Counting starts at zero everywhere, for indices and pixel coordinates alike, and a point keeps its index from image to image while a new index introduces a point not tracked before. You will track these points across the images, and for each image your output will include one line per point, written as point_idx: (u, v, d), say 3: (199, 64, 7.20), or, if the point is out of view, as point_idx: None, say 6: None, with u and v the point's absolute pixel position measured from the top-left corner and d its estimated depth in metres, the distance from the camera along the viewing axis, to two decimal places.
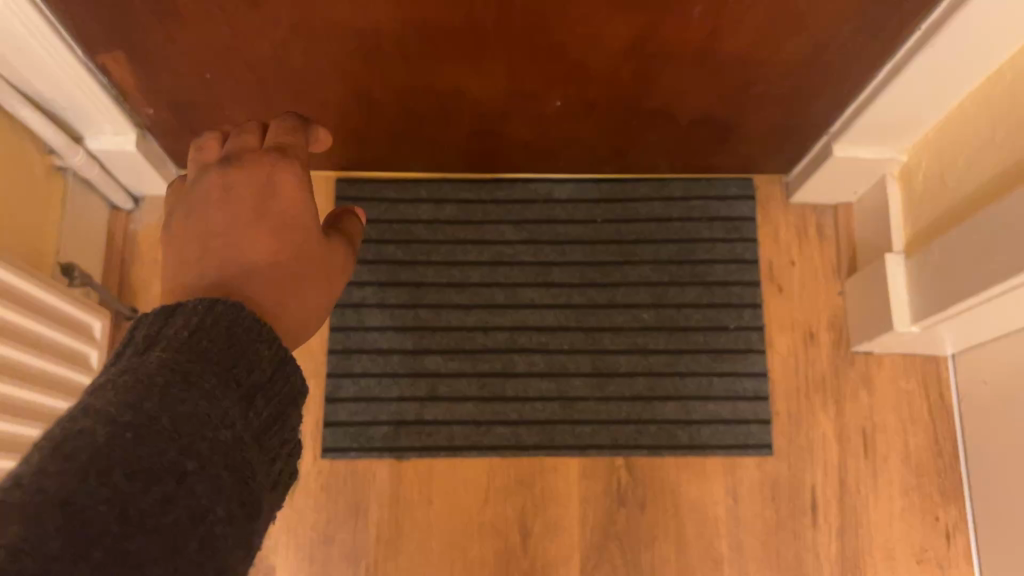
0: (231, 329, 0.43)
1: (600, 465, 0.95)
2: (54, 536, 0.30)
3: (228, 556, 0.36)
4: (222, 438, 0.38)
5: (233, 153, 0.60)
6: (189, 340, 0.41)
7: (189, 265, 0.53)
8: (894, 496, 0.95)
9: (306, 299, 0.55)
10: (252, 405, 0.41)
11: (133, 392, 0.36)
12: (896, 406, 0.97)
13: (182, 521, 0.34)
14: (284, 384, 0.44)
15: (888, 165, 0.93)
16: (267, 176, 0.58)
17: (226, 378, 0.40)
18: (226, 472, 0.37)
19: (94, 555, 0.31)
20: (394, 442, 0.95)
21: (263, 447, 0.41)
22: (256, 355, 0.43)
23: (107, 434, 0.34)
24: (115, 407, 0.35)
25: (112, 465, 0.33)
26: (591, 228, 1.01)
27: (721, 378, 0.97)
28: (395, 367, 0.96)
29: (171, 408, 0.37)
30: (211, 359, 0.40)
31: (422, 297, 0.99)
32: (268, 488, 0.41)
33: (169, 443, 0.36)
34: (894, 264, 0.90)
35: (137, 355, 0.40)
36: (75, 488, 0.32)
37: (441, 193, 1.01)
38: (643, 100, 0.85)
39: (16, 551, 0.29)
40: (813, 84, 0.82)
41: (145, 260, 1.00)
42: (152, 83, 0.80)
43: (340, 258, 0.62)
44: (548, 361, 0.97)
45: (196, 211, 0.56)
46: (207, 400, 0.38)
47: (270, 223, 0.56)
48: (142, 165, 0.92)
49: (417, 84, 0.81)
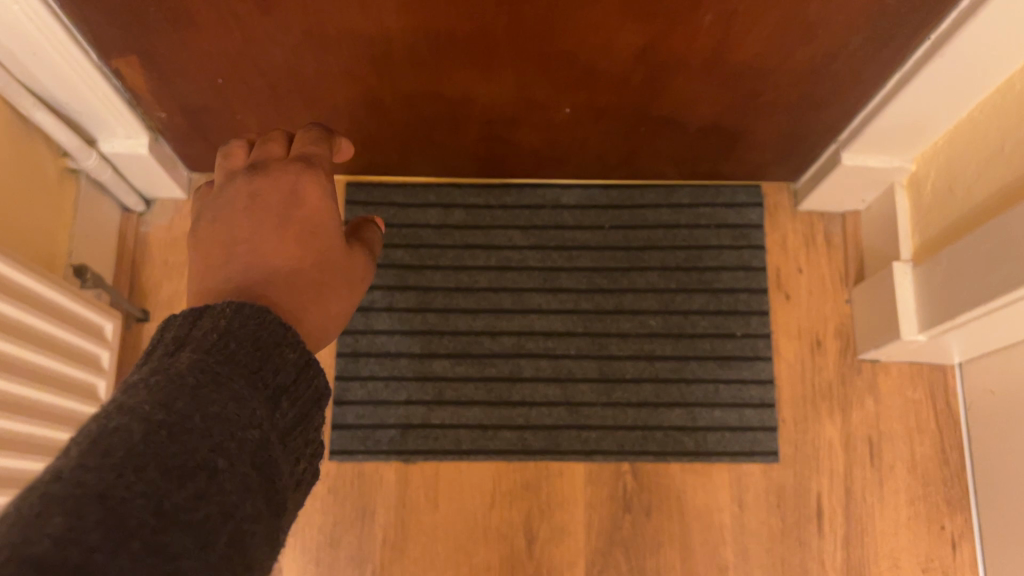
0: (257, 333, 0.44)
1: (605, 470, 0.96)
2: (95, 526, 0.30)
3: (254, 552, 0.36)
4: (249, 438, 0.38)
5: (260, 162, 0.61)
6: (217, 343, 0.42)
7: (211, 271, 0.54)
8: (900, 505, 0.95)
9: (326, 305, 0.56)
10: (275, 408, 0.42)
11: (166, 393, 0.37)
12: (902, 415, 0.97)
13: (213, 517, 0.35)
14: (307, 387, 0.45)
15: (897, 174, 0.93)
16: (292, 184, 0.58)
17: (253, 380, 0.41)
18: (254, 471, 0.38)
19: (133, 545, 0.31)
20: (402, 445, 0.95)
21: (285, 445, 0.42)
22: (282, 357, 0.44)
23: (142, 431, 0.35)
24: (148, 406, 0.36)
25: (149, 461, 0.34)
26: (599, 234, 1.02)
27: (726, 385, 0.97)
28: (403, 370, 0.97)
29: (202, 408, 0.37)
30: (239, 362, 0.41)
31: (430, 302, 0.99)
32: (290, 487, 0.41)
33: (200, 442, 0.36)
34: (900, 273, 0.90)
35: (167, 357, 0.41)
36: (113, 481, 0.32)
37: (450, 198, 1.02)
38: (651, 107, 0.85)
39: (59, 541, 0.29)
40: (821, 92, 0.82)
41: (155, 262, 1.00)
42: (166, 88, 0.80)
43: (361, 265, 0.62)
44: (555, 367, 0.98)
45: (222, 217, 0.57)
46: (236, 401, 0.39)
47: (294, 231, 0.56)
48: (153, 168, 0.93)
49: (428, 90, 0.82)
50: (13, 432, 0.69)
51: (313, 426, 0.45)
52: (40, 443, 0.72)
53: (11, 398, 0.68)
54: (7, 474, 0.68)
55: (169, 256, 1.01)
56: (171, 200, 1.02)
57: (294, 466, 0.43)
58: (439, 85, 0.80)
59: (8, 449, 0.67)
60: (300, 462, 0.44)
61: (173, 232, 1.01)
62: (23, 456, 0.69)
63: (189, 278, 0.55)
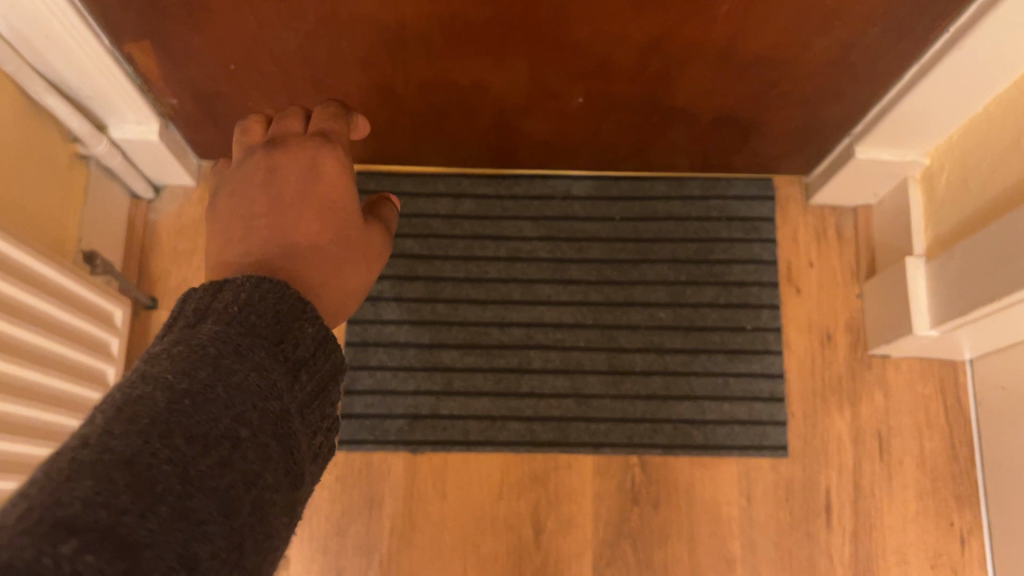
0: (277, 307, 0.45)
1: (613, 463, 0.95)
2: (125, 489, 0.31)
3: (272, 523, 0.38)
4: (270, 409, 0.40)
5: (278, 136, 0.61)
6: (238, 315, 0.43)
7: (232, 246, 0.54)
8: (909, 500, 0.94)
9: (343, 282, 0.56)
10: (294, 380, 0.43)
11: (190, 363, 0.38)
12: (912, 410, 0.97)
13: (236, 484, 0.36)
14: (324, 362, 0.46)
15: (910, 168, 0.92)
16: (312, 162, 0.58)
17: (273, 352, 0.43)
18: (274, 440, 0.39)
19: (161, 510, 0.32)
20: (410, 436, 0.95)
21: (303, 416, 0.43)
22: (301, 331, 0.46)
23: (166, 400, 0.36)
24: (172, 374, 0.37)
25: (174, 429, 0.35)
26: (609, 225, 1.01)
27: (737, 378, 0.97)
28: (412, 360, 0.97)
29: (224, 378, 0.38)
30: (260, 334, 0.43)
31: (439, 292, 0.99)
32: (307, 460, 0.43)
33: (223, 411, 0.37)
34: (913, 268, 0.90)
35: (189, 327, 0.42)
36: (139, 447, 0.33)
37: (459, 188, 1.01)
38: (665, 98, 0.85)
39: (91, 503, 0.30)
40: (837, 83, 0.82)
41: (163, 250, 1.00)
42: (178, 73, 0.80)
43: (378, 243, 0.63)
44: (564, 358, 0.97)
45: (242, 192, 0.57)
46: (258, 372, 0.40)
47: (315, 209, 0.56)
48: (163, 154, 0.92)
49: (441, 78, 0.81)
50: (21, 416, 0.68)
51: (329, 401, 0.46)
52: (47, 430, 0.72)
53: (20, 384, 0.68)
54: (15, 460, 0.68)
55: (178, 243, 1.00)
56: (180, 187, 1.01)
57: (311, 438, 0.44)
58: (453, 73, 0.80)
59: (16, 433, 0.67)
60: (317, 436, 0.45)
61: (182, 220, 1.01)
62: (31, 440, 0.69)
63: (208, 255, 0.55)
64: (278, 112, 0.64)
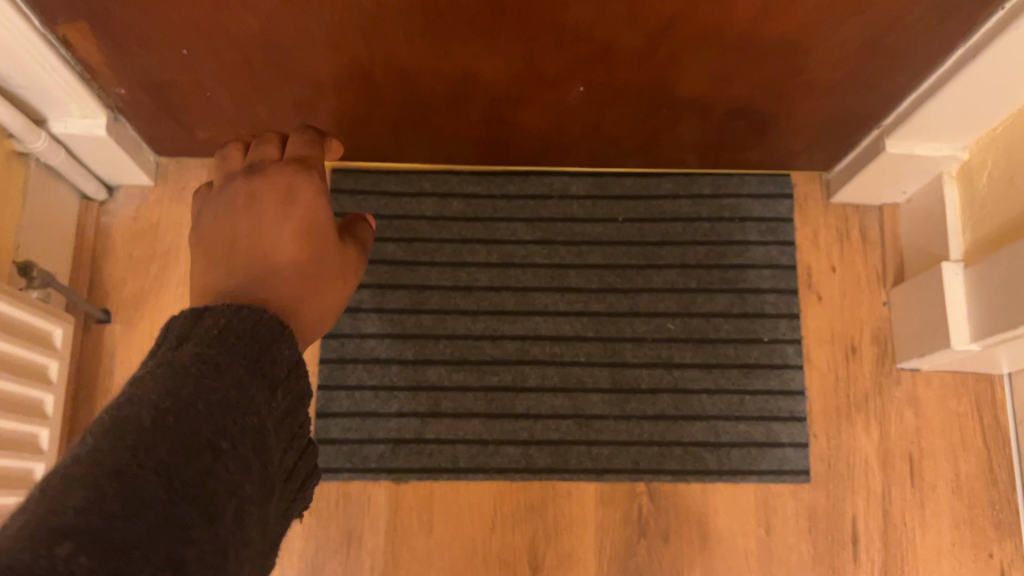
0: (255, 327, 0.44)
1: (619, 491, 0.86)
2: (113, 496, 0.32)
3: (253, 529, 0.38)
4: (249, 423, 0.39)
5: (257, 163, 0.64)
6: (218, 336, 0.42)
7: (218, 266, 0.56)
8: (943, 529, 0.86)
9: (322, 297, 0.59)
10: (270, 397, 0.42)
11: (170, 381, 0.38)
12: (945, 429, 0.88)
13: (220, 492, 0.36)
14: (298, 381, 0.46)
15: (946, 163, 0.83)
16: (288, 185, 0.61)
17: (253, 368, 0.42)
18: (254, 451, 0.39)
19: (146, 515, 0.32)
20: (392, 463, 0.85)
21: (278, 430, 0.43)
22: (279, 352, 0.45)
23: (151, 416, 0.36)
24: (154, 394, 0.37)
25: (158, 442, 0.35)
26: (612, 227, 0.92)
27: (753, 397, 0.88)
28: (395, 378, 0.87)
29: (206, 395, 0.38)
30: (238, 351, 0.42)
31: (425, 302, 0.89)
32: (277, 475, 0.43)
33: (206, 424, 0.37)
34: (950, 275, 0.81)
35: (169, 350, 0.41)
36: (126, 461, 0.33)
37: (447, 186, 0.92)
38: (675, 87, 0.76)
39: (82, 511, 0.31)
40: (871, 69, 0.72)
41: (117, 257, 0.90)
42: (123, 61, 0.70)
43: (355, 260, 0.65)
44: (562, 375, 0.88)
45: (224, 219, 0.60)
46: (238, 388, 0.40)
47: (293, 227, 0.59)
48: (113, 151, 0.82)
49: (423, 66, 0.72)
50: None
51: (296, 420, 0.46)
52: None
53: None
54: None
55: (134, 250, 0.90)
56: (136, 187, 0.91)
57: (284, 454, 0.44)
58: (436, 59, 0.70)
59: None
60: (286, 455, 0.45)
61: (139, 223, 0.90)
62: None
63: (195, 275, 0.57)
64: (255, 139, 0.67)
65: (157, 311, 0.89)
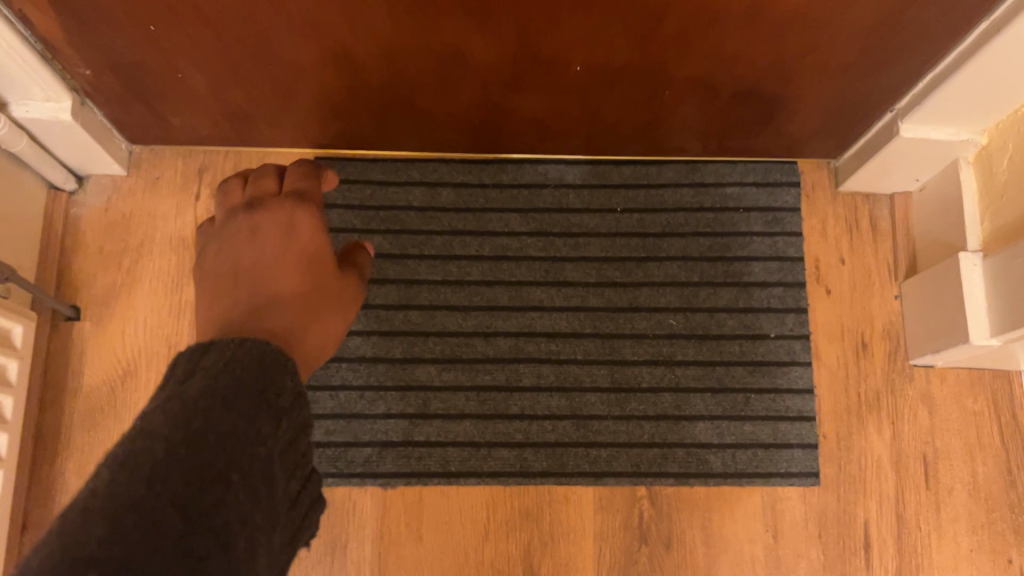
0: (258, 360, 0.46)
1: (619, 496, 0.82)
2: (133, 528, 0.34)
3: (263, 557, 0.40)
4: (256, 453, 0.42)
5: (257, 195, 0.66)
6: (226, 368, 0.44)
7: (223, 297, 0.58)
8: (960, 534, 0.81)
9: (319, 329, 0.60)
10: (272, 426, 0.44)
11: (181, 414, 0.40)
12: (961, 429, 0.84)
13: (232, 522, 0.38)
14: (298, 413, 0.47)
15: (962, 148, 0.79)
16: (292, 220, 0.64)
17: (259, 400, 0.44)
18: (261, 479, 0.41)
19: (168, 546, 0.34)
20: (379, 467, 0.81)
21: (281, 459, 0.45)
22: (281, 382, 0.47)
23: (164, 449, 0.38)
24: (167, 428, 0.39)
25: (173, 473, 0.37)
26: (610, 218, 0.87)
27: (759, 396, 0.84)
28: (381, 378, 0.83)
29: (216, 427, 0.40)
30: (245, 384, 0.44)
31: (413, 297, 0.85)
32: (279, 503, 0.45)
33: (217, 455, 0.39)
34: (968, 265, 0.76)
35: (179, 382, 0.43)
36: (143, 493, 0.35)
37: (436, 175, 0.87)
38: (678, 68, 0.71)
39: (105, 542, 0.33)
40: (887, 48, 0.68)
41: (87, 250, 0.85)
42: (87, 39, 0.66)
43: (351, 290, 0.67)
44: (559, 374, 0.84)
45: (228, 246, 0.62)
46: (244, 420, 0.42)
47: (295, 261, 0.61)
48: (81, 138, 0.78)
49: (409, 44, 0.67)
50: None
51: (299, 448, 0.48)
52: None
53: None
54: None
55: (105, 243, 0.85)
56: (108, 177, 0.86)
57: (287, 482, 0.46)
58: (423, 36, 0.66)
59: None
60: (291, 482, 0.47)
61: (110, 215, 0.86)
62: None
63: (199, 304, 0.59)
64: (253, 173, 0.68)
65: (130, 307, 0.84)
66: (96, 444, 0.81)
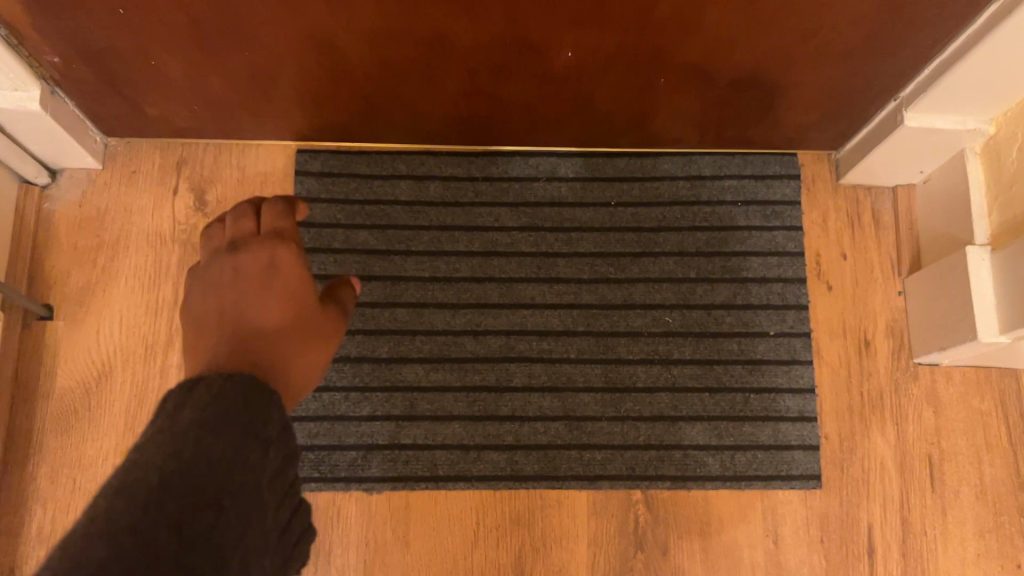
0: (246, 391, 0.45)
1: (613, 500, 0.79)
2: (130, 551, 0.33)
3: None
4: (247, 482, 0.41)
5: (236, 238, 0.64)
6: (213, 399, 0.43)
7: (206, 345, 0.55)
8: (967, 538, 0.78)
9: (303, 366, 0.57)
10: (262, 457, 0.43)
11: (173, 443, 0.39)
12: (968, 430, 0.81)
13: (224, 546, 0.38)
14: (288, 443, 0.46)
15: (968, 138, 0.76)
16: (269, 257, 0.61)
17: (248, 431, 0.42)
18: (251, 510, 0.40)
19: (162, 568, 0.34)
20: (364, 471, 0.78)
21: (273, 488, 0.44)
22: (270, 414, 0.45)
23: (158, 476, 0.37)
24: (160, 456, 0.38)
25: (167, 499, 0.36)
26: (604, 212, 0.84)
27: (758, 396, 0.81)
28: (367, 379, 0.79)
29: (206, 456, 0.39)
30: (233, 416, 0.42)
31: (400, 295, 0.82)
32: (273, 535, 0.43)
33: (208, 483, 0.38)
34: (975, 260, 0.73)
35: (167, 416, 0.41)
36: (139, 518, 0.35)
37: (423, 168, 0.84)
38: (674, 54, 0.68)
39: (104, 565, 0.32)
40: (892, 33, 0.65)
41: (60, 247, 0.81)
42: (54, 23, 0.63)
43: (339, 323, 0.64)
44: (551, 373, 0.81)
45: (209, 294, 0.60)
46: (235, 450, 0.41)
47: (275, 302, 0.58)
48: (52, 130, 0.74)
49: (393, 30, 0.64)
50: None
51: (291, 479, 0.46)
52: None
53: None
54: None
55: (78, 239, 0.82)
56: (82, 170, 0.83)
57: (279, 515, 0.44)
58: (407, 20, 0.63)
59: None
60: (284, 514, 0.45)
61: (85, 210, 0.82)
62: None
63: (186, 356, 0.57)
64: (231, 213, 0.66)
65: (105, 306, 0.81)
66: (69, 448, 0.77)
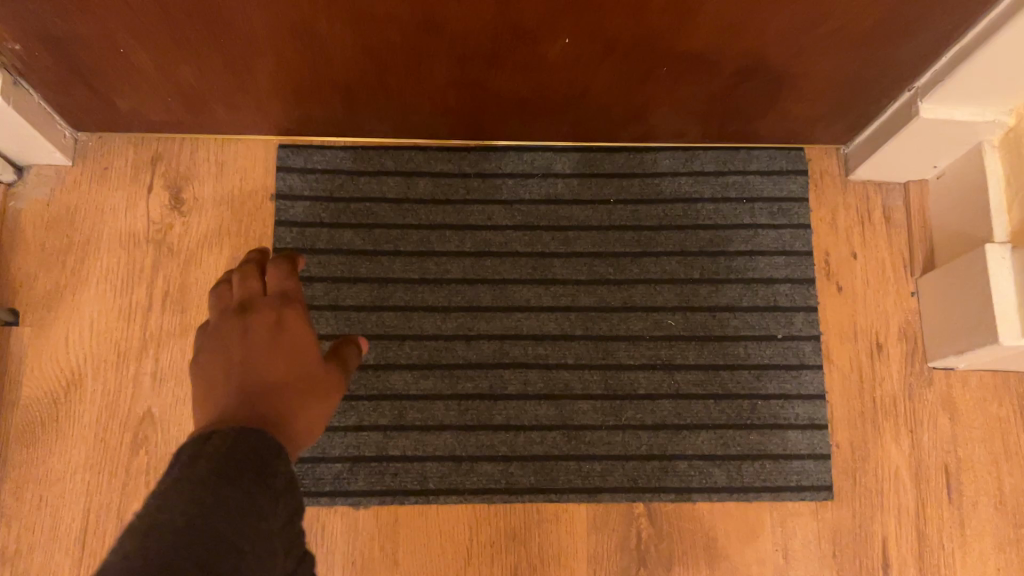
0: (258, 444, 0.45)
1: (614, 513, 0.75)
2: None
3: None
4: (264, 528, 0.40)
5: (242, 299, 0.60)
6: (229, 450, 0.43)
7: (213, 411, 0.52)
8: (988, 552, 0.74)
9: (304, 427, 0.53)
10: (274, 505, 0.42)
11: (194, 489, 0.39)
12: (986, 437, 0.77)
13: None
14: (296, 497, 0.45)
15: (987, 131, 0.72)
16: (276, 314, 0.58)
17: (261, 481, 0.42)
18: (269, 555, 0.40)
19: None
20: (350, 485, 0.73)
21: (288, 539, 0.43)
22: (281, 467, 0.45)
23: (182, 519, 0.37)
24: (182, 501, 0.38)
25: (193, 540, 0.36)
26: (602, 210, 0.80)
27: (766, 402, 0.77)
28: (353, 387, 0.75)
29: (225, 502, 0.39)
30: (247, 465, 0.42)
31: (388, 297, 0.77)
32: None
33: (230, 526, 0.38)
34: (995, 258, 0.69)
35: (181, 466, 0.41)
36: (168, 557, 0.35)
37: (412, 164, 0.80)
38: (678, 42, 0.64)
39: None
40: (909, 19, 0.61)
41: (27, 248, 0.77)
42: (12, 8, 0.58)
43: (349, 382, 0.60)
44: (547, 380, 0.76)
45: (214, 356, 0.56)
46: (251, 496, 0.41)
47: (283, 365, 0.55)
48: (16, 124, 0.70)
49: (377, 15, 0.60)
50: None
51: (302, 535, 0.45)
52: None
53: None
54: None
55: (46, 240, 0.77)
56: (51, 167, 0.78)
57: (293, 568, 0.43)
58: (392, 5, 0.58)
59: None
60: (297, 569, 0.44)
61: (53, 209, 0.78)
62: None
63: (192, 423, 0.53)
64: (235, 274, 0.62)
65: (75, 310, 0.76)
66: (36, 461, 0.73)
